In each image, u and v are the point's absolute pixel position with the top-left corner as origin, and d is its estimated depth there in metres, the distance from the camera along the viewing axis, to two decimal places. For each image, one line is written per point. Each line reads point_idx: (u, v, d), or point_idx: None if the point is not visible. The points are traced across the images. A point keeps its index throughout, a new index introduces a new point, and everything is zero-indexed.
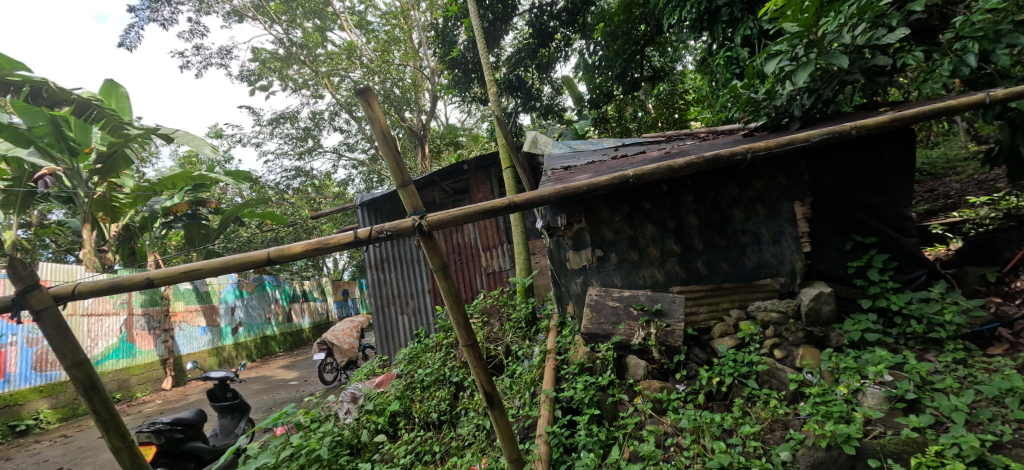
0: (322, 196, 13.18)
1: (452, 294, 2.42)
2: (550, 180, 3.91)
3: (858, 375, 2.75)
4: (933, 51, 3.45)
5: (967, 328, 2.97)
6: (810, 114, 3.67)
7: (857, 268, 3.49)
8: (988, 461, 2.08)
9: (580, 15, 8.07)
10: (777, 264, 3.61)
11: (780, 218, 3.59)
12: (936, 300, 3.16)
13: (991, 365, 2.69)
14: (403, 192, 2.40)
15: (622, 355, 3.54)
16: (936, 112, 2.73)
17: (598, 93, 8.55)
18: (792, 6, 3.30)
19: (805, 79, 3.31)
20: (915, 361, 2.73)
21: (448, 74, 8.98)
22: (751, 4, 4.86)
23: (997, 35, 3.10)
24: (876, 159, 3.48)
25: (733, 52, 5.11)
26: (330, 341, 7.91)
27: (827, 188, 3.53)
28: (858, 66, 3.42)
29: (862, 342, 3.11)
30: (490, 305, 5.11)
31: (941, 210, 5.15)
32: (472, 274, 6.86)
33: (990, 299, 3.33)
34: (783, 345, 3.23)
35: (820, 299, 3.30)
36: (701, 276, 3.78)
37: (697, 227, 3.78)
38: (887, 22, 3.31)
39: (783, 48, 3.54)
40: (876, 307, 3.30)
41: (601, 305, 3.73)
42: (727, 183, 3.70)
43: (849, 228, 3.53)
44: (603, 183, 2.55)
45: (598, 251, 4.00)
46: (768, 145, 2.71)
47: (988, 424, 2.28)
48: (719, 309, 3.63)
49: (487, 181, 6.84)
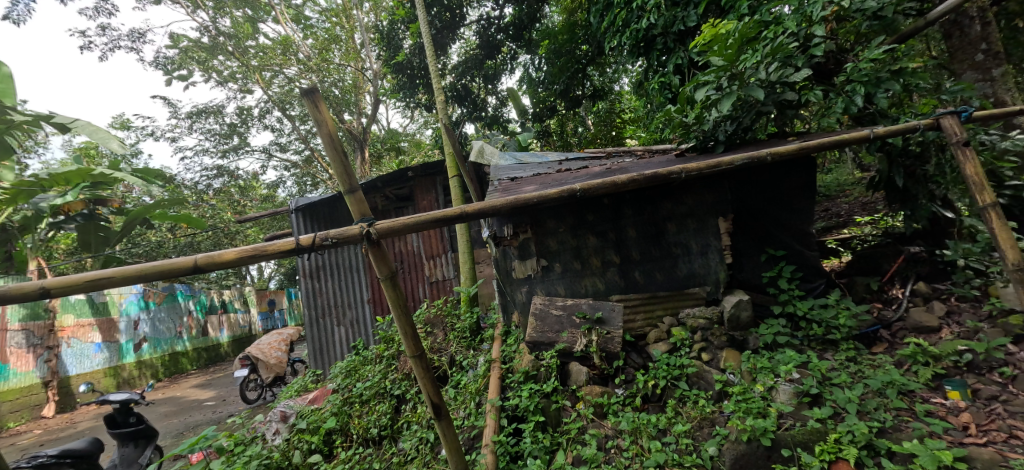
0: (247, 199, 12.30)
1: (399, 304, 2.38)
2: (498, 190, 3.98)
3: (772, 373, 3.07)
4: (830, 90, 3.98)
5: (857, 330, 3.43)
6: (732, 139, 4.08)
7: (770, 277, 3.90)
8: (875, 445, 2.43)
9: (526, 30, 8.43)
10: (704, 274, 3.93)
11: (707, 232, 3.90)
12: (832, 306, 3.61)
13: (875, 361, 3.14)
14: (351, 198, 2.33)
15: (565, 363, 3.64)
16: (832, 144, 3.14)
17: (542, 107, 8.85)
18: (718, 42, 3.83)
19: (728, 107, 3.72)
20: (817, 360, 3.11)
21: (392, 78, 8.82)
22: (682, 35, 5.34)
23: (878, 80, 3.68)
24: (786, 181, 3.92)
25: (667, 78, 5.56)
26: (254, 355, 7.31)
27: (746, 206, 3.92)
28: (772, 99, 3.86)
29: (775, 344, 3.46)
30: (434, 315, 5.03)
31: (834, 227, 5.91)
32: (415, 283, 6.70)
33: (873, 304, 3.89)
34: (710, 349, 3.54)
35: (740, 306, 3.62)
36: (638, 285, 4.01)
37: (636, 239, 4.00)
38: (794, 63, 3.78)
39: (710, 78, 3.91)
40: (785, 312, 3.70)
41: (546, 314, 3.83)
42: (663, 198, 3.96)
43: (765, 242, 3.95)
44: (551, 196, 2.67)
45: (542, 261, 4.10)
46: (699, 166, 2.98)
47: (874, 412, 2.66)
48: (654, 316, 3.89)
49: (432, 189, 6.75)
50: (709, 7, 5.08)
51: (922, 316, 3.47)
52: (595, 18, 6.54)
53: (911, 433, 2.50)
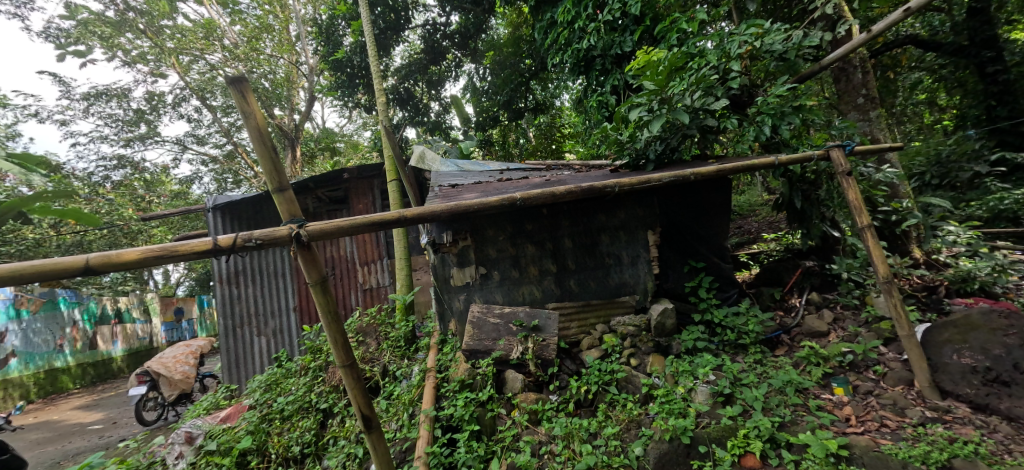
0: (154, 194, 11.05)
1: (330, 311, 2.26)
2: (438, 196, 3.93)
3: (692, 376, 3.31)
4: (743, 120, 4.44)
5: (763, 335, 3.80)
6: (661, 158, 4.39)
7: (691, 287, 4.22)
8: (776, 438, 2.71)
9: (471, 40, 8.50)
10: (633, 283, 4.16)
11: (637, 244, 4.15)
12: (743, 313, 3.99)
13: (778, 363, 3.51)
14: (280, 196, 2.19)
15: (501, 370, 3.66)
16: (744, 167, 3.49)
17: (485, 117, 8.79)
18: (651, 68, 4.16)
19: (658, 128, 4.02)
20: (730, 363, 3.40)
21: (329, 75, 8.46)
22: (619, 59, 5.70)
23: (781, 114, 4.19)
24: (706, 199, 4.28)
25: (604, 97, 5.89)
26: (154, 370, 6.52)
27: (672, 220, 4.23)
28: (695, 124, 4.22)
29: (694, 348, 3.74)
30: (366, 324, 4.83)
31: (746, 242, 6.55)
32: (347, 291, 6.40)
33: (776, 312, 4.34)
34: (638, 354, 3.74)
35: (665, 314, 3.87)
36: (573, 293, 4.14)
37: (572, 248, 4.15)
38: (715, 92, 4.16)
39: (642, 101, 4.22)
40: (704, 319, 4.02)
41: (483, 322, 3.83)
42: (598, 211, 4.15)
43: (687, 254, 4.27)
44: (491, 204, 2.70)
45: (481, 269, 4.09)
46: (631, 181, 3.17)
47: (776, 409, 2.95)
48: (587, 323, 4.04)
49: (369, 192, 6.52)
50: (644, 35, 5.49)
51: (815, 323, 3.94)
52: (539, 35, 6.79)
53: (806, 426, 2.81)
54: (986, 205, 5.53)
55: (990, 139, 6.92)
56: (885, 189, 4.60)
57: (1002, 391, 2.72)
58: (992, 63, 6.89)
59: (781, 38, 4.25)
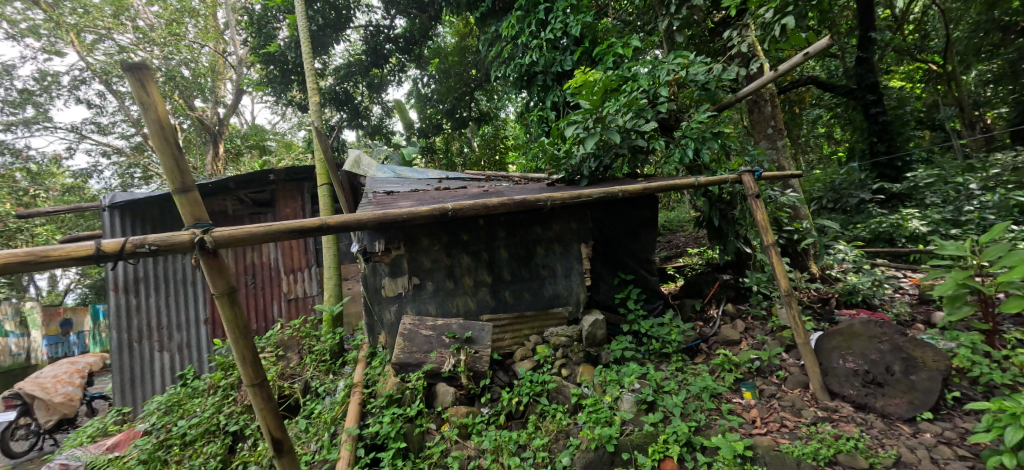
0: (39, 188, 9.63)
1: (237, 326, 2.08)
2: (371, 203, 3.79)
3: (618, 385, 3.43)
4: (670, 142, 4.75)
5: (684, 344, 4.03)
6: (595, 174, 4.57)
7: (621, 299, 4.39)
8: (692, 442, 2.87)
9: (416, 45, 8.38)
10: (566, 295, 4.25)
11: (571, 256, 4.26)
12: (667, 323, 4.21)
13: (696, 370, 3.74)
14: (183, 198, 2.01)
15: (432, 384, 3.55)
16: (669, 187, 3.71)
17: (428, 124, 8.86)
18: (587, 88, 4.34)
19: (591, 146, 4.19)
20: (654, 371, 3.57)
21: (259, 69, 7.94)
22: (560, 76, 5.90)
23: (702, 139, 4.54)
24: (636, 215, 4.49)
25: (545, 112, 6.05)
26: (26, 393, 5.62)
27: (603, 234, 4.40)
28: (626, 143, 4.45)
29: (622, 358, 3.89)
30: (288, 337, 4.51)
31: (673, 256, 6.98)
32: (269, 301, 5.94)
33: (697, 322, 4.64)
34: (569, 365, 3.83)
35: (595, 325, 3.99)
36: (507, 304, 4.15)
37: (507, 260, 4.16)
38: (646, 114, 4.42)
39: (578, 119, 4.40)
40: (632, 330, 4.20)
41: (414, 334, 3.72)
42: (534, 223, 4.20)
43: (617, 267, 4.45)
44: (422, 214, 2.66)
45: (414, 279, 3.98)
46: (563, 196, 3.25)
47: (693, 414, 3.13)
48: (521, 334, 4.08)
49: (298, 196, 6.15)
50: (583, 56, 5.73)
51: (730, 332, 4.26)
52: (484, 47, 6.85)
53: (718, 429, 3.00)
54: (868, 228, 6.35)
55: (872, 170, 7.98)
56: (789, 210, 5.12)
57: (877, 391, 3.09)
58: (873, 105, 7.96)
59: (704, 70, 4.59)
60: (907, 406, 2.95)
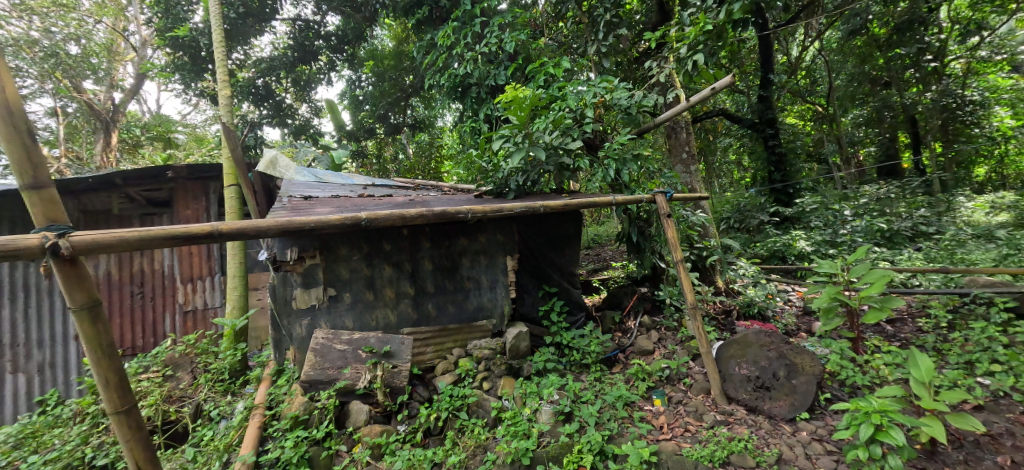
0: None
1: (97, 342, 1.97)
2: (284, 208, 3.54)
3: (538, 397, 3.47)
4: (594, 161, 4.98)
5: (603, 355, 4.19)
6: (522, 188, 4.65)
7: (544, 311, 4.48)
8: (604, 451, 2.97)
9: (349, 45, 8.08)
10: (491, 307, 4.25)
11: (496, 268, 4.27)
12: (587, 335, 4.36)
13: (612, 379, 3.89)
14: (37, 197, 1.93)
15: (345, 402, 3.36)
16: (589, 204, 3.85)
17: (359, 128, 8.67)
18: (517, 104, 4.31)
19: (518, 161, 4.26)
20: (572, 382, 3.66)
21: (166, 53, 7.18)
22: (493, 90, 5.98)
23: (623, 160, 4.80)
24: (560, 230, 4.63)
25: (478, 124, 6.08)
26: None
27: (529, 248, 4.47)
28: (552, 160, 4.59)
29: (544, 369, 3.95)
30: (180, 353, 4.03)
31: (598, 269, 7.28)
32: (159, 314, 5.30)
33: (615, 333, 4.85)
34: (490, 378, 3.81)
35: (519, 337, 4.02)
36: (430, 317, 4.05)
37: (431, 271, 4.08)
38: (572, 133, 4.59)
39: (507, 133, 4.45)
40: (554, 341, 4.28)
41: (327, 349, 3.50)
42: (460, 234, 4.16)
43: (542, 280, 4.54)
44: (332, 223, 2.63)
45: (330, 290, 3.75)
46: (484, 209, 3.26)
47: (607, 423, 3.25)
48: (443, 348, 4.01)
49: (203, 196, 5.58)
50: (517, 71, 5.86)
51: (645, 343, 4.50)
52: (419, 54, 6.75)
53: (629, 436, 3.14)
54: (766, 246, 7.09)
55: (770, 195, 8.96)
56: (699, 229, 5.57)
57: (766, 395, 3.42)
58: (771, 138, 8.96)
59: (627, 95, 4.86)
60: (789, 407, 3.29)
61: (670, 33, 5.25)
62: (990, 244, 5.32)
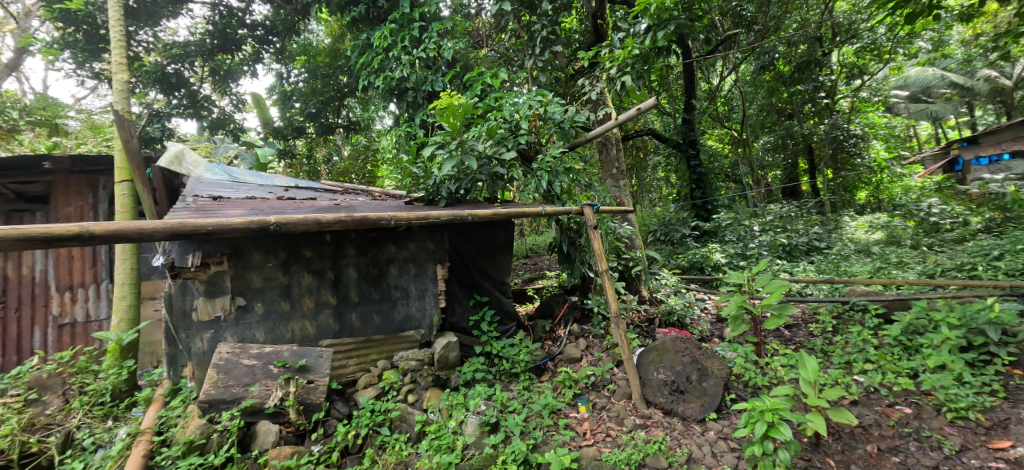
0: None
1: None
2: (187, 208, 3.21)
3: (464, 408, 3.40)
4: (527, 171, 5.05)
5: (531, 363, 4.22)
6: (453, 196, 4.61)
7: (475, 321, 4.44)
8: (528, 460, 2.98)
9: (278, 37, 7.60)
10: (419, 317, 4.14)
11: (426, 277, 4.18)
12: (517, 344, 4.38)
13: (540, 388, 3.93)
14: None
15: (252, 423, 3.10)
16: (519, 214, 3.85)
17: (287, 126, 8.06)
18: (451, 111, 4.29)
19: (449, 169, 4.22)
20: (500, 392, 3.65)
21: (55, 27, 6.31)
22: (431, 96, 5.90)
23: (555, 172, 4.92)
24: (492, 239, 4.62)
25: (413, 129, 5.94)
26: None
27: (460, 256, 4.42)
28: (485, 170, 4.63)
29: (472, 380, 3.90)
30: (50, 374, 3.49)
31: (534, 278, 7.38)
32: (26, 326, 4.57)
33: (545, 342, 4.92)
34: (416, 390, 3.70)
35: (448, 347, 3.96)
36: (353, 328, 3.85)
37: (356, 279, 3.88)
38: (506, 143, 4.63)
39: (438, 139, 4.40)
40: (484, 351, 4.26)
41: (233, 365, 3.21)
42: (387, 241, 4.02)
43: (473, 289, 4.50)
44: (235, 226, 2.40)
45: (238, 300, 3.44)
46: (409, 216, 3.15)
47: (532, 432, 3.27)
48: (366, 360, 3.83)
49: (89, 192, 4.93)
50: (455, 78, 5.83)
51: (573, 351, 4.61)
52: (353, 53, 6.48)
53: (552, 444, 3.17)
54: (687, 258, 7.60)
55: (691, 210, 9.66)
56: (626, 241, 5.84)
57: (680, 398, 3.62)
58: (693, 157, 9.69)
59: (560, 110, 4.99)
60: (699, 409, 3.50)
61: (602, 54, 5.51)
62: (867, 259, 6.12)
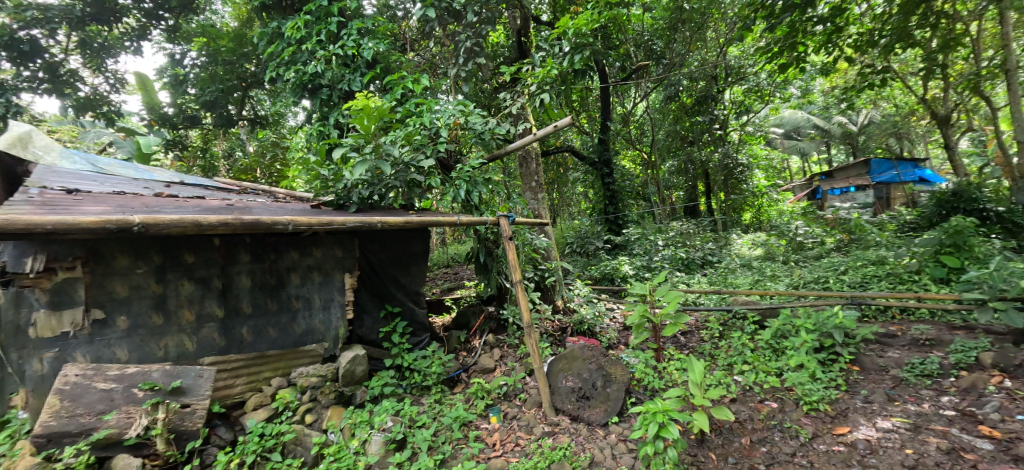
0: None
1: None
2: (28, 201, 2.68)
3: (368, 426, 3.21)
4: (446, 180, 4.99)
5: (444, 375, 4.13)
6: (365, 202, 4.41)
7: (385, 332, 4.25)
8: None
9: (171, 14, 6.75)
10: (323, 330, 3.87)
11: (332, 286, 3.93)
12: (430, 356, 4.26)
13: (452, 400, 3.86)
14: None
15: (107, 458, 2.65)
16: (433, 223, 3.75)
17: (179, 113, 7.25)
18: (367, 113, 4.09)
19: (361, 173, 4.02)
20: (409, 406, 3.51)
21: None
22: (347, 96, 5.61)
23: (475, 182, 4.92)
24: (406, 247, 4.48)
25: (326, 128, 5.58)
26: None
27: (371, 265, 4.22)
28: (401, 177, 4.48)
29: (380, 395, 3.72)
30: None
31: (453, 288, 7.27)
32: None
33: (460, 353, 4.86)
34: (315, 409, 3.43)
35: (355, 361, 3.77)
36: (243, 343, 3.47)
37: (249, 288, 3.52)
38: (425, 150, 4.54)
39: (350, 141, 4.19)
40: (394, 364, 4.10)
41: (82, 391, 2.71)
42: (288, 247, 3.71)
43: (384, 299, 4.32)
44: (84, 224, 2.06)
45: (95, 312, 2.92)
46: (310, 221, 2.91)
47: (440, 446, 3.18)
48: (258, 379, 3.51)
49: None
50: (374, 79, 5.61)
51: (487, 361, 4.59)
52: (261, 42, 5.96)
53: (461, 458, 3.12)
54: (599, 269, 8.01)
55: (604, 224, 10.22)
56: (542, 252, 6.00)
57: (586, 403, 3.77)
58: (608, 175, 10.32)
59: (481, 121, 5.01)
60: (603, 413, 3.67)
61: (524, 71, 5.67)
62: (748, 272, 6.95)
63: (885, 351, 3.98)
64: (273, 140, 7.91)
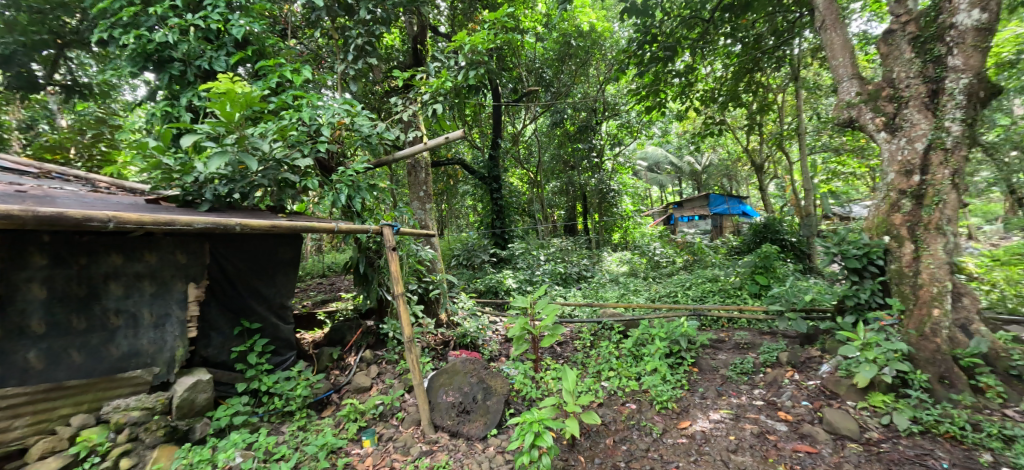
0: None
1: None
2: None
3: (209, 465, 2.76)
4: (324, 183, 4.57)
5: (311, 398, 3.73)
6: (220, 200, 3.82)
7: (239, 352, 3.68)
8: None
9: None
10: (153, 352, 3.18)
11: (169, 298, 3.30)
12: (294, 378, 3.80)
13: (319, 426, 3.50)
14: None
15: None
16: (304, 228, 3.37)
17: None
18: (230, 99, 3.55)
19: (218, 166, 3.47)
20: (264, 437, 3.10)
21: None
22: (207, 75, 4.81)
23: (358, 188, 4.60)
24: (273, 254, 3.92)
25: (175, 109, 4.68)
26: None
27: (225, 273, 3.63)
28: (269, 175, 3.96)
29: (227, 427, 3.22)
30: None
31: (327, 300, 6.64)
32: None
33: (331, 372, 4.45)
34: (135, 451, 2.84)
35: (196, 388, 3.20)
36: (27, 372, 2.69)
37: (43, 301, 2.77)
38: (301, 148, 4.11)
39: (204, 129, 3.63)
40: (249, 389, 3.59)
41: None
42: (109, 250, 3.03)
43: (239, 314, 3.74)
44: None
45: None
46: (139, 218, 2.41)
47: None
48: (49, 417, 2.75)
49: None
50: (244, 62, 4.92)
51: (362, 379, 4.26)
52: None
53: None
54: (483, 282, 8.11)
55: (490, 238, 10.41)
56: (427, 264, 5.85)
57: (464, 418, 3.73)
58: (496, 190, 10.60)
59: (369, 124, 4.66)
60: (481, 426, 3.66)
61: (417, 79, 5.54)
62: (616, 287, 7.74)
63: (716, 354, 4.75)
64: (99, 116, 6.29)
